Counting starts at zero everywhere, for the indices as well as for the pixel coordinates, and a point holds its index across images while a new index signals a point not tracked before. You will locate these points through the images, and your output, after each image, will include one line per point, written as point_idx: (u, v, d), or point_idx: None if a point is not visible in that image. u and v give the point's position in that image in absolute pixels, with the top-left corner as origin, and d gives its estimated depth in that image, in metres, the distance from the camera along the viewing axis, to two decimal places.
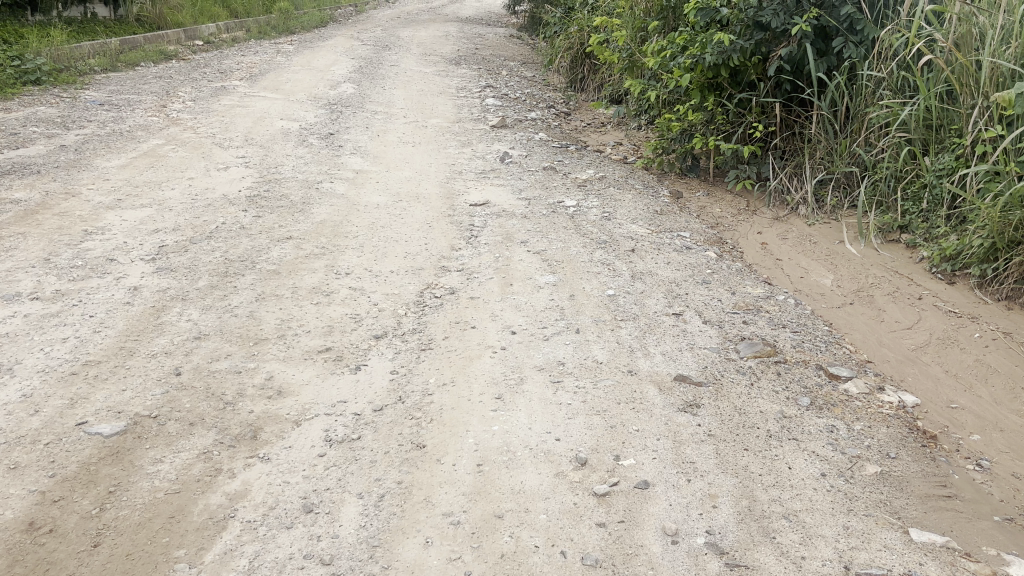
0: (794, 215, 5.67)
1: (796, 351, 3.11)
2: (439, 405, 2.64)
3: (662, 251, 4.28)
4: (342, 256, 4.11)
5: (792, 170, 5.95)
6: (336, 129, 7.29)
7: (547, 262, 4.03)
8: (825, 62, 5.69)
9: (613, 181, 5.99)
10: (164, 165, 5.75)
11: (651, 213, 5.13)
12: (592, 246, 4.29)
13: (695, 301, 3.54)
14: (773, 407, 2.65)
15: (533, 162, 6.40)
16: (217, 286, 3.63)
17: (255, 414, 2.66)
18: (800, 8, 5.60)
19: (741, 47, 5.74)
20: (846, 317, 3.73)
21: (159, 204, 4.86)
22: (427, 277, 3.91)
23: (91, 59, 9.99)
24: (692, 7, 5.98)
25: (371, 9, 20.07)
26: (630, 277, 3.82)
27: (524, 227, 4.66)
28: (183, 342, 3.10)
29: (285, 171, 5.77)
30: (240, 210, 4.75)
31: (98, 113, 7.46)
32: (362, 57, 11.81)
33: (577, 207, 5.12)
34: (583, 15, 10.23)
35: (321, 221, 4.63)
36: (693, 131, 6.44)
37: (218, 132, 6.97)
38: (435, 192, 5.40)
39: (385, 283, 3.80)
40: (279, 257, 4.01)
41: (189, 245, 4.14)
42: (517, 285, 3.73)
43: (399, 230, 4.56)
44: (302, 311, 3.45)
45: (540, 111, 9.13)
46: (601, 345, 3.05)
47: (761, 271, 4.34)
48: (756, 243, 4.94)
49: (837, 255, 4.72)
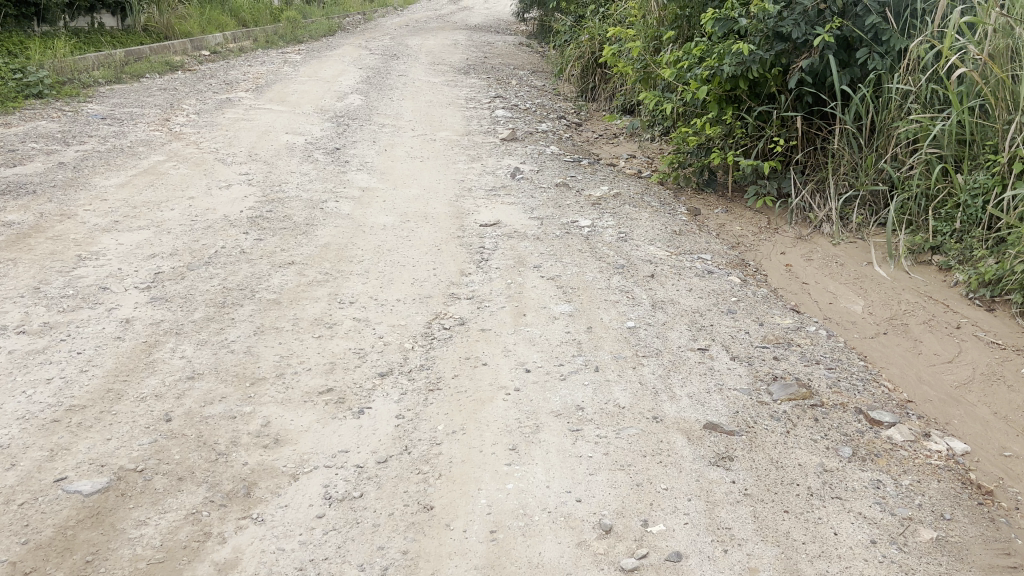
0: (817, 234, 5.45)
1: (832, 392, 2.90)
2: (449, 458, 2.44)
3: (682, 276, 4.07)
4: (346, 283, 3.91)
5: (814, 186, 5.73)
6: (342, 144, 7.11)
7: (562, 289, 3.82)
8: (848, 73, 5.49)
9: (629, 198, 5.78)
10: (164, 184, 5.58)
11: (670, 233, 4.92)
12: (608, 271, 4.07)
13: (720, 334, 3.33)
14: (812, 460, 2.44)
15: (545, 178, 6.20)
16: (213, 318, 3.43)
17: (250, 466, 2.46)
18: (822, 18, 5.39)
19: (760, 59, 5.53)
20: (880, 348, 3.52)
21: (158, 226, 4.68)
22: (435, 306, 3.70)
23: (95, 72, 9.84)
24: (709, 18, 5.81)
25: (379, 17, 19.96)
26: (650, 306, 3.61)
27: (537, 249, 4.45)
28: (174, 383, 2.90)
29: (288, 189, 5.58)
30: (241, 233, 4.56)
31: (100, 128, 7.30)
32: (370, 66, 11.65)
33: (592, 226, 4.92)
34: (594, 23, 10.04)
35: (325, 243, 4.44)
36: (711, 145, 6.25)
37: (222, 147, 6.79)
38: (445, 211, 5.20)
39: (391, 314, 3.60)
40: (280, 285, 3.81)
41: (186, 272, 3.95)
42: (531, 315, 3.53)
43: (406, 253, 4.36)
44: (303, 345, 3.25)
45: (551, 122, 8.93)
46: (623, 386, 2.84)
47: (787, 297, 4.14)
48: (781, 265, 4.74)
49: (865, 279, 4.51)
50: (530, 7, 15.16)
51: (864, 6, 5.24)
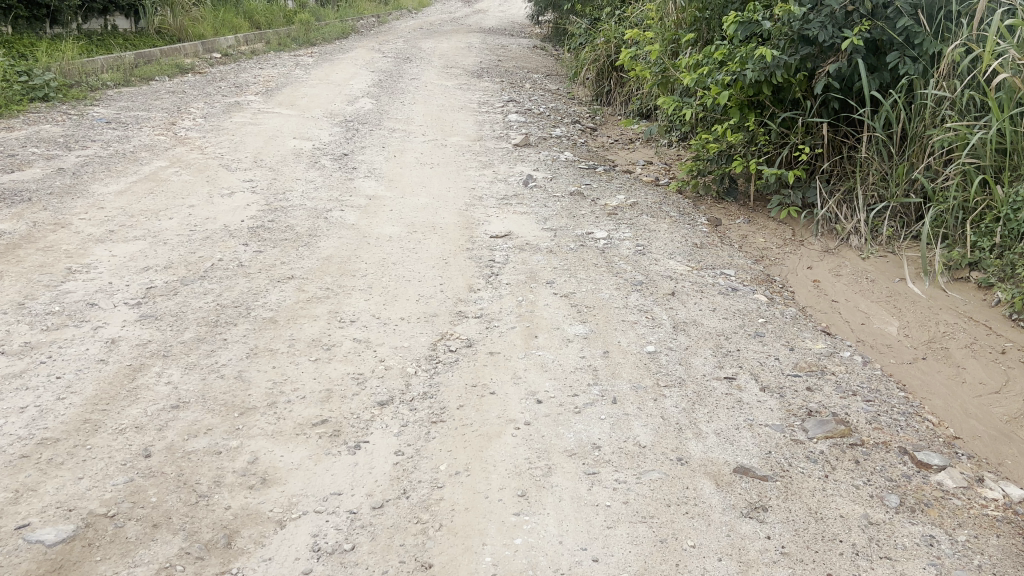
0: (845, 247, 5.20)
1: (872, 428, 2.66)
2: (451, 505, 2.21)
3: (705, 294, 3.83)
4: (348, 300, 3.69)
5: (842, 196, 5.48)
6: (351, 149, 6.90)
7: (577, 308, 3.58)
8: (877, 78, 5.24)
9: (647, 207, 5.53)
10: (165, 191, 5.37)
11: (691, 246, 4.67)
12: (626, 288, 3.83)
13: (748, 361, 3.09)
14: (855, 511, 2.20)
15: (559, 186, 5.96)
16: (204, 339, 3.21)
17: (232, 511, 2.23)
18: (850, 20, 5.13)
19: (785, 63, 5.29)
20: (920, 376, 3.27)
21: (154, 236, 4.47)
22: (441, 325, 3.47)
23: (104, 74, 9.68)
24: (731, 20, 5.58)
25: (393, 19, 19.79)
26: (672, 328, 3.36)
27: (550, 263, 4.21)
28: (157, 413, 2.67)
29: (293, 197, 5.37)
30: (240, 244, 4.35)
31: (104, 132, 7.12)
32: (383, 70, 11.44)
33: (608, 238, 4.67)
34: (610, 26, 9.81)
35: (327, 256, 4.22)
36: (732, 152, 6.01)
37: (227, 153, 6.59)
38: (453, 221, 4.98)
39: (394, 334, 3.37)
40: (278, 302, 3.59)
41: (179, 287, 3.73)
42: (544, 337, 3.29)
43: (412, 267, 4.13)
44: (298, 370, 3.02)
45: (565, 127, 8.69)
46: (643, 421, 2.60)
47: (816, 316, 3.89)
48: (808, 281, 4.49)
49: (899, 297, 4.25)
50: (545, 11, 14.96)
51: (896, 8, 4.97)
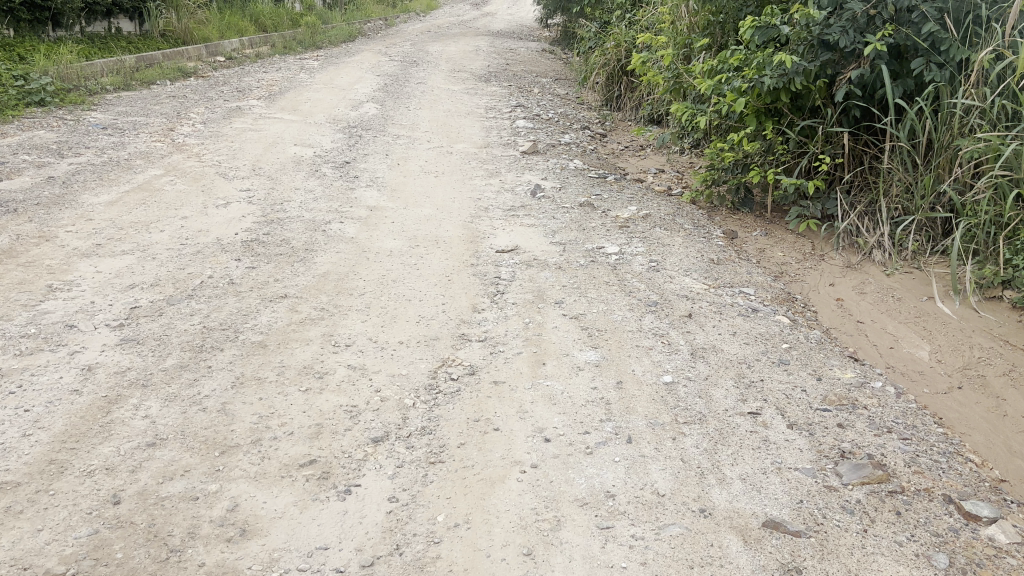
0: (868, 262, 4.96)
1: (913, 471, 2.43)
2: (449, 565, 2.00)
3: (724, 316, 3.60)
4: (344, 322, 3.47)
5: (863, 208, 5.25)
6: (353, 157, 6.69)
7: (588, 331, 3.35)
8: (901, 85, 5.01)
9: (659, 219, 5.30)
10: (157, 201, 5.17)
11: (707, 262, 4.44)
12: (639, 309, 3.60)
13: (773, 393, 2.85)
14: (898, 573, 1.98)
15: (567, 197, 5.73)
16: (188, 366, 2.99)
17: (206, 568, 2.02)
18: (872, 25, 4.92)
19: (804, 69, 5.07)
20: (957, 408, 3.02)
21: (143, 250, 4.26)
22: (443, 350, 3.25)
23: (104, 79, 9.50)
24: (748, 25, 5.38)
25: (400, 22, 19.61)
26: (689, 355, 3.13)
27: (559, 281, 3.98)
28: (130, 452, 2.46)
29: (290, 208, 5.16)
30: (232, 259, 4.14)
31: (99, 139, 6.93)
32: (388, 74, 11.23)
33: (619, 253, 4.45)
34: (620, 29, 9.60)
35: (323, 272, 4.00)
36: (748, 161, 5.78)
37: (224, 160, 6.39)
38: (457, 234, 4.76)
39: (391, 360, 3.15)
40: (268, 324, 3.38)
41: (165, 308, 3.52)
42: (552, 365, 3.06)
43: (413, 285, 3.91)
44: (286, 402, 2.80)
45: (575, 133, 8.47)
46: (661, 464, 2.37)
47: (842, 340, 3.66)
48: (831, 300, 4.26)
49: (929, 317, 4.01)
50: (554, 14, 14.77)
51: (921, 12, 4.75)
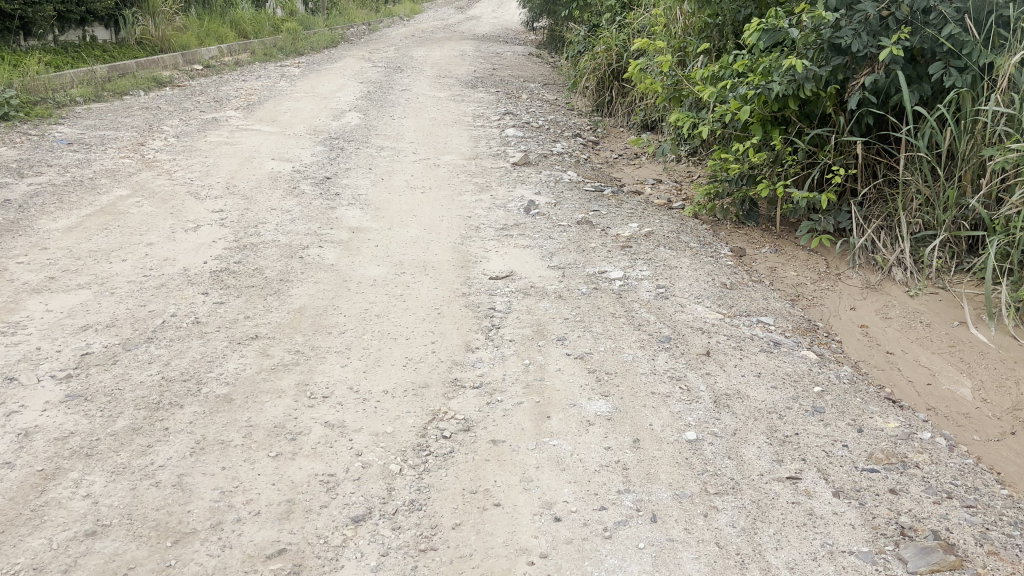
0: (888, 281, 4.63)
1: (987, 552, 2.08)
2: None
3: (745, 352, 3.25)
4: (322, 367, 3.09)
5: (880, 222, 4.92)
6: (334, 172, 6.32)
7: (596, 375, 2.98)
8: (917, 90, 4.69)
9: (663, 237, 4.95)
10: (121, 226, 4.78)
11: (718, 286, 4.08)
12: (651, 346, 3.23)
13: (812, 451, 2.50)
14: None
15: (563, 213, 5.37)
16: (141, 428, 2.61)
17: None
18: (886, 27, 4.60)
19: (815, 75, 4.75)
20: (1015, 460, 2.67)
21: (101, 284, 3.88)
22: (433, 401, 2.87)
23: (73, 90, 9.08)
24: (752, 28, 5.05)
25: (384, 27, 19.23)
26: (712, 403, 2.77)
27: (559, 313, 3.62)
28: (65, 546, 2.09)
29: (265, 230, 4.79)
30: (199, 293, 3.76)
31: (64, 156, 6.53)
32: (372, 80, 10.85)
33: (624, 278, 4.09)
34: (611, 33, 9.26)
35: (299, 307, 3.63)
36: (755, 173, 5.45)
37: (197, 178, 6.01)
38: (447, 258, 4.39)
39: (374, 415, 2.77)
40: (236, 373, 3.00)
41: (120, 354, 3.13)
42: (558, 419, 2.69)
43: (399, 320, 3.53)
44: (254, 473, 2.43)
45: (567, 142, 8.12)
46: (693, 552, 2.02)
47: (874, 376, 3.30)
48: (855, 327, 3.91)
49: (964, 346, 3.67)
50: (541, 16, 14.44)
51: (939, 13, 4.42)
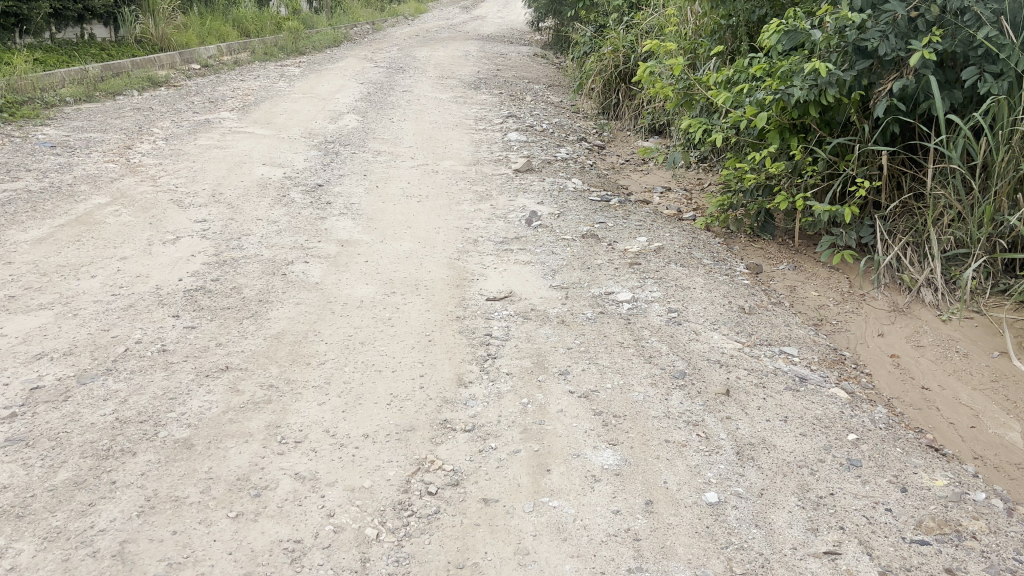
0: (917, 304, 4.30)
1: None
2: None
3: (768, 390, 2.92)
4: (297, 405, 2.77)
5: (908, 239, 4.59)
6: (326, 178, 6.00)
7: (602, 419, 2.65)
8: (948, 97, 4.37)
9: (674, 252, 4.63)
10: (95, 237, 4.47)
11: (736, 311, 3.75)
12: (664, 383, 2.91)
13: (850, 518, 2.19)
14: None
15: (568, 225, 5.05)
16: (84, 483, 2.29)
17: None
18: (915, 28, 4.28)
19: (839, 80, 4.42)
20: None
21: (64, 304, 3.56)
22: (419, 447, 2.55)
23: (63, 90, 8.77)
24: (772, 30, 4.71)
25: (387, 26, 18.90)
26: (734, 455, 2.46)
27: (562, 341, 3.29)
28: None
29: (248, 243, 4.48)
30: (170, 316, 3.45)
31: (44, 159, 6.22)
32: (373, 81, 10.52)
33: (632, 300, 3.77)
34: (618, 33, 8.93)
35: (277, 333, 3.31)
36: (773, 183, 5.12)
37: (181, 184, 5.69)
38: (441, 276, 4.07)
39: (351, 465, 2.45)
40: (200, 413, 2.69)
41: (73, 388, 2.81)
42: (559, 473, 2.37)
43: (386, 348, 3.22)
44: (209, 540, 2.11)
45: (571, 146, 7.80)
46: None
47: (912, 417, 2.98)
48: (884, 356, 3.59)
49: (1008, 382, 3.35)
50: (546, 16, 14.12)
51: (973, 14, 4.10)
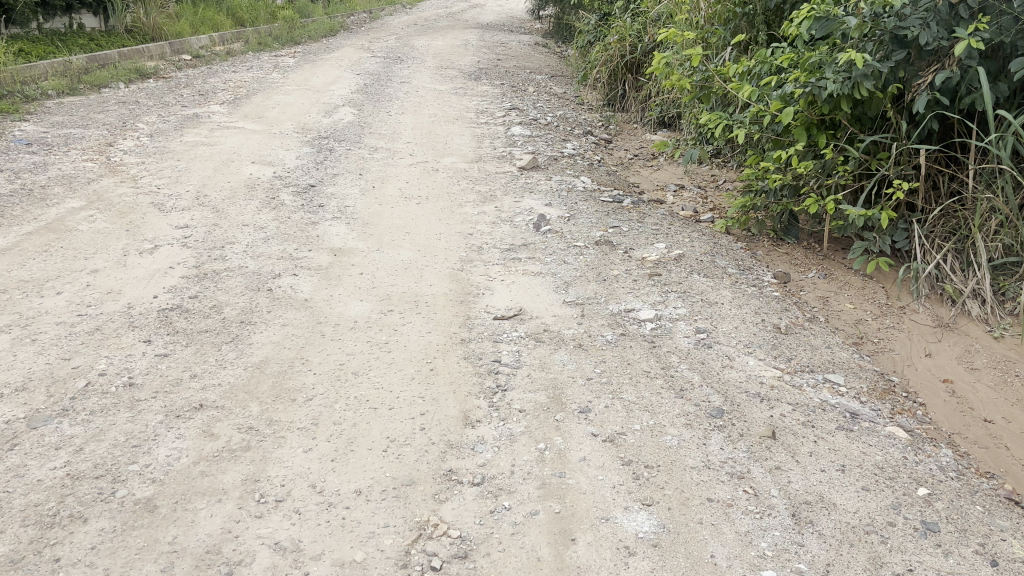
0: (964, 317, 3.93)
1: None
2: None
3: (819, 431, 2.56)
4: (279, 453, 2.41)
5: (950, 245, 4.21)
6: (320, 177, 5.63)
7: (632, 471, 2.30)
8: (995, 91, 3.99)
9: (697, 260, 4.26)
10: (65, 247, 4.09)
11: (770, 331, 3.38)
12: (701, 424, 2.55)
13: None
14: None
15: (579, 229, 4.67)
16: (21, 562, 1.93)
17: None
18: (959, 15, 3.89)
19: (875, 71, 4.03)
20: None
21: (22, 327, 3.18)
22: (421, 507, 2.19)
23: (45, 82, 8.36)
24: (800, 17, 4.31)
25: (386, 15, 18.51)
26: (791, 518, 2.11)
27: (581, 369, 2.93)
28: None
29: (233, 252, 4.10)
30: (140, 342, 3.07)
31: (19, 158, 5.83)
32: (370, 72, 10.13)
33: (656, 318, 3.40)
34: (624, 21, 8.55)
35: (260, 362, 2.94)
36: (799, 184, 4.72)
37: (164, 186, 5.31)
38: (444, 290, 3.70)
39: (342, 531, 2.09)
40: (167, 465, 2.32)
41: (21, 435, 2.44)
42: (587, 544, 2.02)
43: (381, 379, 2.85)
44: None
45: (578, 141, 7.42)
46: None
47: (983, 460, 2.62)
48: (937, 382, 3.22)
49: None
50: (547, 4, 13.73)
51: None
